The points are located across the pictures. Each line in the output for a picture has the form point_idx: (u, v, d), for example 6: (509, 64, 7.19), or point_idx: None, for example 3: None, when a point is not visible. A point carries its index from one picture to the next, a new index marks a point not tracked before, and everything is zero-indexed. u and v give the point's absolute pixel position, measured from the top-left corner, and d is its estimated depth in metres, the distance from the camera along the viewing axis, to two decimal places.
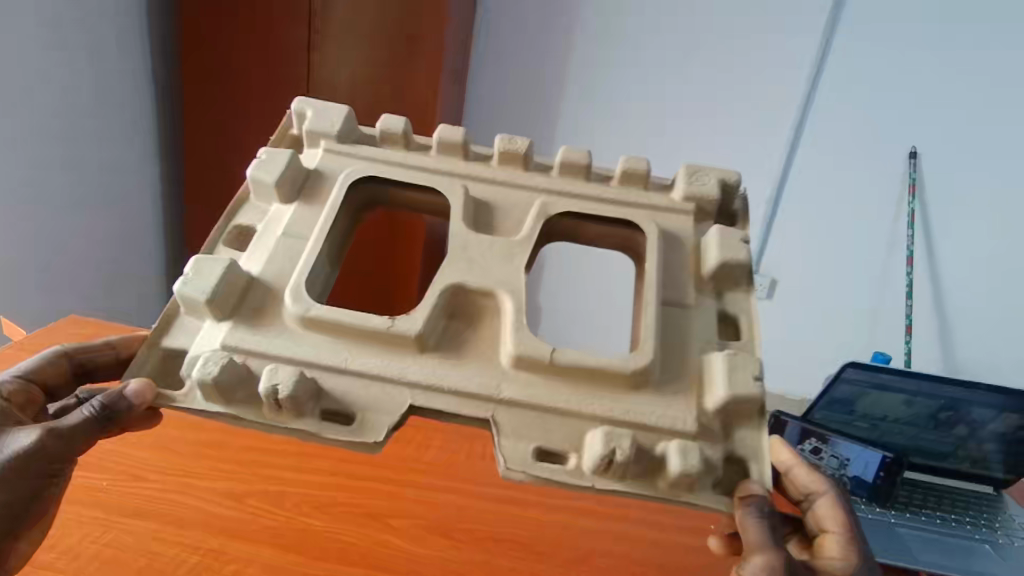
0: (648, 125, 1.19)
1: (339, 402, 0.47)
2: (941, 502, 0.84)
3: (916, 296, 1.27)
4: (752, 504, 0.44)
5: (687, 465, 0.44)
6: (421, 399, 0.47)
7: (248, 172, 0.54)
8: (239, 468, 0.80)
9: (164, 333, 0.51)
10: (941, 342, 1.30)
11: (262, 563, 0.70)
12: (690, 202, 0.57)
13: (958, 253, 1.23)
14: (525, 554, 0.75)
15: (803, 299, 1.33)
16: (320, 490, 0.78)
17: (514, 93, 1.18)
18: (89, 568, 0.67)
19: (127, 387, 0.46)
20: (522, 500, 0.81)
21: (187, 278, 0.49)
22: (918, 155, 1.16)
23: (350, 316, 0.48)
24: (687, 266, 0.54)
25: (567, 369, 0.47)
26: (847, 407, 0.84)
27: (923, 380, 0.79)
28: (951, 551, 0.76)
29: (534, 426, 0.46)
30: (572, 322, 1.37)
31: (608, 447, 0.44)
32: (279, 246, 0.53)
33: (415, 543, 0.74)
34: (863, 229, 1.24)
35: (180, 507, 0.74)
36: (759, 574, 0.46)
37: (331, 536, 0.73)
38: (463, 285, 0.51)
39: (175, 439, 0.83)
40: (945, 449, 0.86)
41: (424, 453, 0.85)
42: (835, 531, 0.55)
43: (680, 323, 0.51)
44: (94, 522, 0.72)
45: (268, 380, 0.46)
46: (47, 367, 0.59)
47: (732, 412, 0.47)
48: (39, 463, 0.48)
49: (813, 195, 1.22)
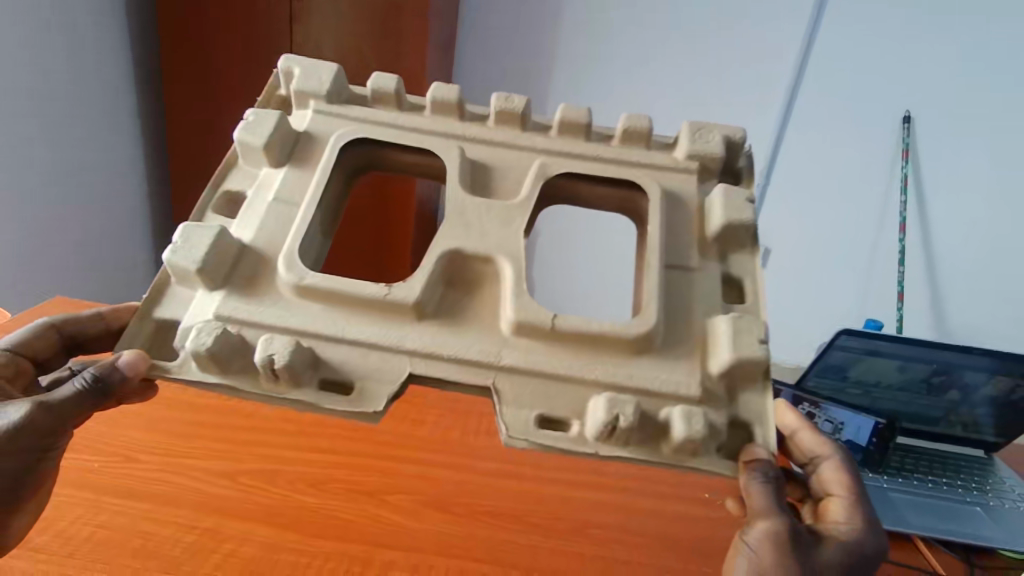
0: (639, 96, 1.16)
1: (338, 372, 0.47)
2: (933, 466, 0.85)
3: (908, 267, 1.27)
4: (757, 468, 0.45)
5: (692, 430, 0.44)
6: (421, 367, 0.46)
7: (235, 135, 0.53)
8: (234, 447, 0.79)
9: (156, 304, 0.49)
10: (932, 311, 1.30)
11: (259, 540, 0.69)
12: (694, 160, 0.56)
13: (950, 219, 1.22)
14: (522, 525, 0.75)
15: (795, 270, 1.32)
16: (317, 468, 0.78)
17: (502, 75, 1.15)
18: (82, 550, 0.66)
19: (120, 358, 0.45)
20: (518, 473, 0.81)
21: (176, 247, 0.47)
22: (912, 120, 1.14)
23: (345, 283, 0.47)
24: (690, 228, 0.53)
25: (568, 335, 0.47)
26: (840, 373, 0.83)
27: (917, 346, 0.79)
28: (943, 515, 0.77)
29: (537, 395, 0.46)
30: (569, 295, 1.37)
31: (611, 414, 0.43)
32: (270, 211, 0.51)
33: (412, 518, 0.74)
34: (858, 202, 1.23)
35: (174, 487, 0.74)
36: (763, 539, 0.47)
37: (327, 513, 0.73)
38: (461, 250, 0.50)
39: (169, 419, 0.82)
40: (937, 413, 0.86)
41: (421, 429, 0.85)
42: (840, 496, 0.56)
43: (684, 285, 0.51)
44: (85, 504, 0.71)
45: (263, 351, 0.45)
46: (35, 340, 0.58)
47: (736, 375, 0.47)
48: (30, 437, 0.47)
49: (804, 171, 1.21)
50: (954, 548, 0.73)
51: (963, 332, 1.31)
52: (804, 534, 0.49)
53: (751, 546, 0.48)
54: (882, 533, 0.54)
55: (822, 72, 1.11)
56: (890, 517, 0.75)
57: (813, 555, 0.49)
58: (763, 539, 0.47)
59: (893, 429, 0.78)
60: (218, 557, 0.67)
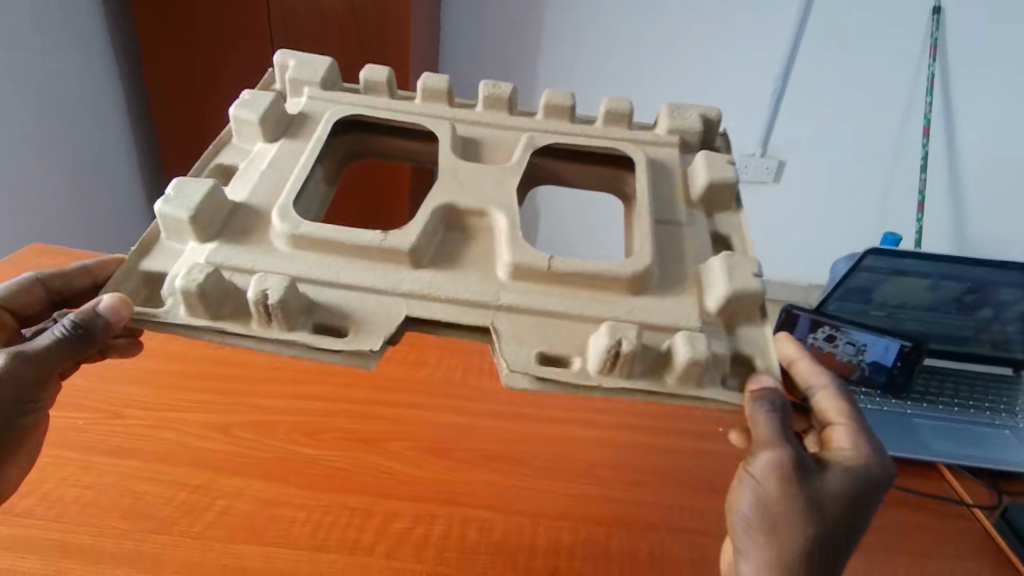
0: (623, 73, 1.26)
1: (334, 315, 0.43)
2: (959, 387, 0.72)
3: (930, 175, 1.38)
4: (763, 395, 0.42)
5: (697, 351, 0.40)
6: (417, 309, 0.42)
7: (229, 111, 0.50)
8: (218, 397, 0.71)
9: (143, 256, 0.45)
10: (952, 213, 1.43)
11: (254, 495, 0.61)
12: (674, 135, 0.55)
13: (972, 110, 1.28)
14: (540, 470, 0.66)
15: (795, 202, 1.47)
16: (313, 416, 0.69)
17: (501, 61, 1.25)
18: (70, 511, 0.59)
19: (101, 303, 0.41)
20: (525, 414, 0.72)
21: (168, 197, 0.44)
22: (941, 11, 1.16)
23: (340, 232, 0.44)
24: (675, 192, 0.51)
25: (566, 278, 0.44)
26: (864, 295, 0.72)
27: (948, 262, 0.68)
28: (960, 440, 0.68)
29: (534, 332, 0.42)
30: (577, 233, 1.46)
31: (614, 338, 0.40)
32: (264, 178, 0.48)
33: (415, 466, 0.65)
34: (882, 109, 1.30)
35: (161, 442, 0.65)
36: (767, 468, 0.45)
37: (320, 463, 0.65)
38: (454, 206, 0.47)
39: (154, 369, 0.73)
40: (965, 333, 0.75)
41: (421, 371, 0.76)
42: (840, 422, 0.50)
43: (674, 239, 0.48)
44: (73, 464, 0.62)
45: (255, 287, 0.40)
46: (20, 292, 0.56)
47: (733, 311, 0.44)
48: (13, 387, 0.45)
49: (810, 105, 1.30)
50: (978, 475, 0.66)
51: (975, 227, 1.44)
52: (808, 460, 0.46)
53: (755, 476, 0.46)
54: (889, 459, 0.49)
55: (831, 13, 1.18)
56: (908, 447, 0.66)
57: (818, 483, 0.46)
58: (768, 467, 0.45)
59: (920, 351, 0.65)
60: (211, 514, 0.59)
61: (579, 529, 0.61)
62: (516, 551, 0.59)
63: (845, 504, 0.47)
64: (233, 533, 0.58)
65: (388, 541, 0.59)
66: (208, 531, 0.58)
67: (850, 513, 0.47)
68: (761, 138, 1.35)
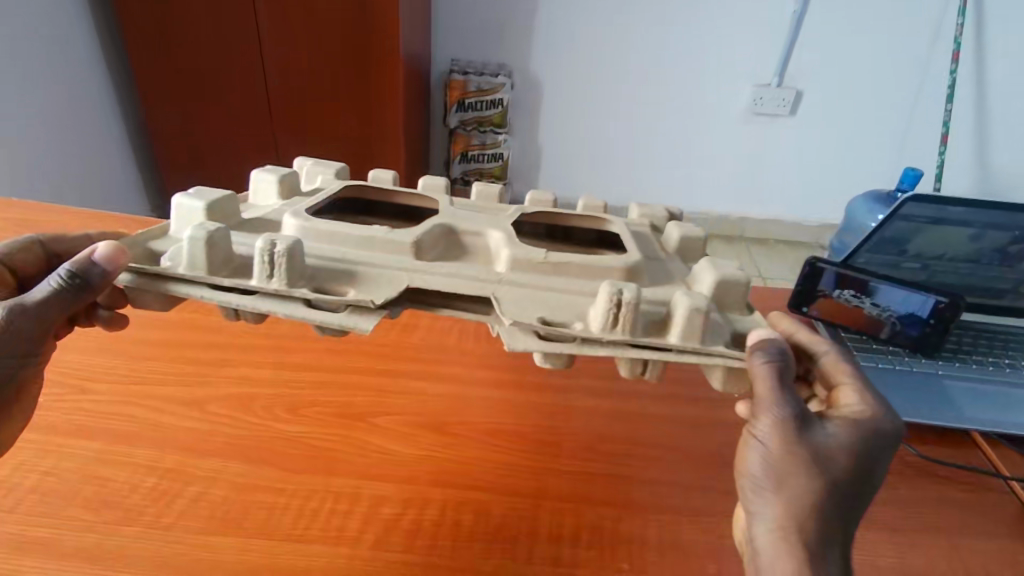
0: (623, 25, 1.40)
1: (334, 282, 0.40)
2: (992, 344, 0.68)
3: (958, 100, 1.47)
4: (765, 345, 0.39)
5: (696, 300, 0.37)
6: (416, 279, 0.40)
7: (253, 172, 0.51)
8: (194, 370, 0.63)
9: (151, 238, 0.44)
10: (978, 141, 1.51)
11: (232, 479, 0.53)
12: (646, 219, 0.53)
13: (1006, 33, 1.38)
14: (547, 450, 0.59)
15: (797, 139, 1.55)
16: (296, 389, 0.62)
17: (517, 14, 1.41)
18: (26, 501, 0.49)
19: (96, 251, 0.40)
20: (523, 383, 0.67)
21: (189, 191, 0.44)
22: None
23: (348, 225, 0.43)
24: (651, 245, 0.49)
25: (560, 267, 0.41)
26: (899, 247, 0.67)
27: (995, 209, 0.62)
28: (990, 401, 0.63)
29: (538, 302, 0.39)
30: None
31: (615, 288, 0.36)
32: (272, 212, 0.47)
33: (409, 445, 0.58)
34: (899, 44, 1.40)
35: (130, 421, 0.57)
36: (772, 430, 0.41)
37: (306, 441, 0.57)
38: (453, 227, 0.45)
39: (128, 344, 0.66)
40: (1004, 286, 0.69)
41: (409, 336, 0.70)
42: (847, 381, 0.46)
43: (661, 268, 0.45)
44: (35, 445, 0.54)
45: (264, 237, 0.39)
46: (19, 253, 0.51)
47: (722, 301, 0.43)
48: (10, 344, 0.42)
49: (831, 40, 1.40)
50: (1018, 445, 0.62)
51: (994, 160, 1.53)
52: (813, 419, 0.42)
53: (760, 437, 0.42)
54: (899, 419, 0.45)
55: None
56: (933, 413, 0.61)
57: (827, 440, 0.42)
58: (772, 428, 0.41)
59: (957, 308, 0.57)
60: (183, 502, 0.50)
61: (581, 512, 0.53)
62: (515, 537, 0.50)
63: (849, 458, 0.41)
64: (207, 521, 0.49)
65: (376, 529, 0.50)
66: (179, 522, 0.48)
67: (855, 469, 0.41)
68: (780, 65, 1.43)
